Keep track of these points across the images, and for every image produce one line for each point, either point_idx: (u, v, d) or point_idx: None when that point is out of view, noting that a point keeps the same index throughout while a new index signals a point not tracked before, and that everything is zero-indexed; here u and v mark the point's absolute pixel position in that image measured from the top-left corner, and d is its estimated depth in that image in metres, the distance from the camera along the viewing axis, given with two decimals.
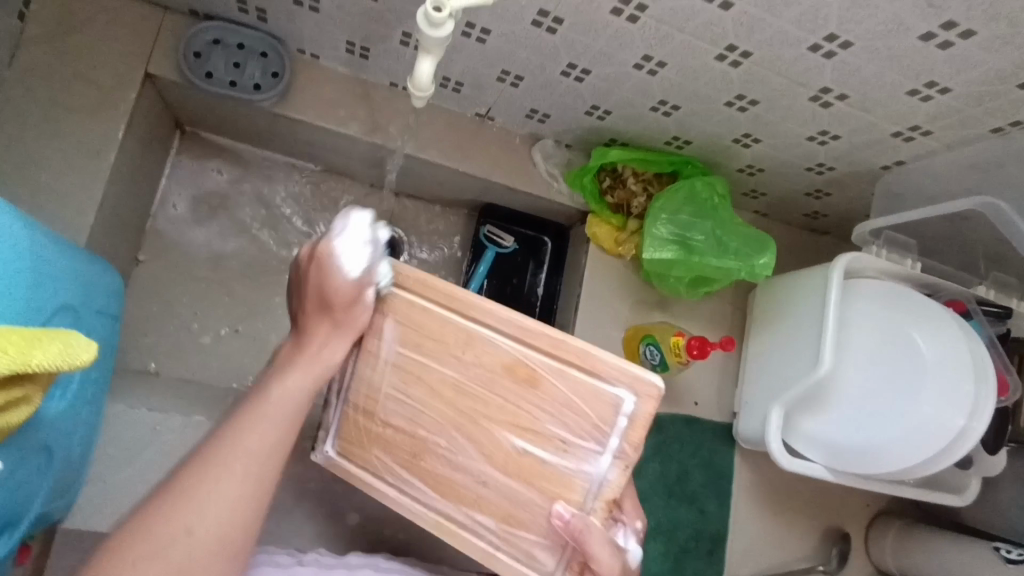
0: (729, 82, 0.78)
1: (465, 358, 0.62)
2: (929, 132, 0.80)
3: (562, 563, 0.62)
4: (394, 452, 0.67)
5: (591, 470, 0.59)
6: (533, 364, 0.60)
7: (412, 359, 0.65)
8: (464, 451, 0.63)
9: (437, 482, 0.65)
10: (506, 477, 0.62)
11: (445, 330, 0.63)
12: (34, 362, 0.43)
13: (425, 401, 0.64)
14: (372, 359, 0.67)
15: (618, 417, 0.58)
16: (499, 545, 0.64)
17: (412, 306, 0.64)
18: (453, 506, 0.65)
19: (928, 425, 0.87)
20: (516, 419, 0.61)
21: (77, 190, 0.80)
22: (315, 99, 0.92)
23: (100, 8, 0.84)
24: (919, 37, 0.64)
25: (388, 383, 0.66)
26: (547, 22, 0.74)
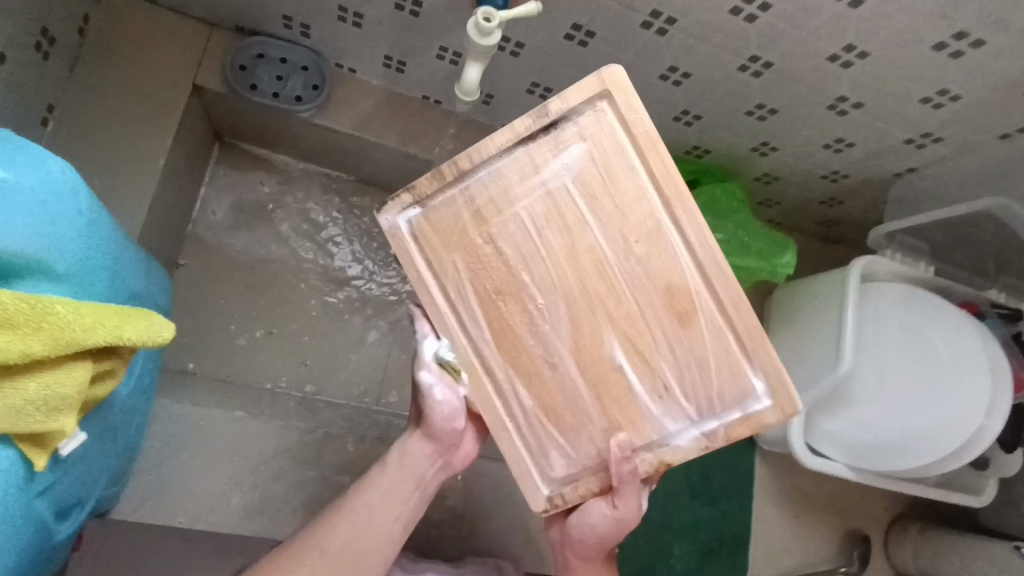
0: (751, 92, 0.83)
1: (629, 241, 0.56)
2: (941, 138, 0.84)
3: (571, 476, 0.60)
4: (477, 277, 0.58)
5: (668, 431, 0.58)
6: (698, 300, 0.55)
7: (571, 200, 0.56)
8: (556, 325, 0.58)
9: (499, 333, 0.59)
10: (581, 378, 0.58)
11: (631, 203, 0.55)
12: (126, 336, 0.46)
13: (557, 257, 0.57)
14: (529, 168, 0.56)
15: (737, 405, 0.56)
16: (519, 431, 0.61)
17: (620, 155, 0.55)
18: (497, 365, 0.60)
19: (954, 425, 0.89)
20: (638, 332, 0.57)
21: (130, 194, 0.84)
22: (353, 110, 0.97)
23: (153, 24, 0.89)
24: (932, 47, 0.69)
25: (524, 206, 0.56)
26: (579, 35, 0.79)
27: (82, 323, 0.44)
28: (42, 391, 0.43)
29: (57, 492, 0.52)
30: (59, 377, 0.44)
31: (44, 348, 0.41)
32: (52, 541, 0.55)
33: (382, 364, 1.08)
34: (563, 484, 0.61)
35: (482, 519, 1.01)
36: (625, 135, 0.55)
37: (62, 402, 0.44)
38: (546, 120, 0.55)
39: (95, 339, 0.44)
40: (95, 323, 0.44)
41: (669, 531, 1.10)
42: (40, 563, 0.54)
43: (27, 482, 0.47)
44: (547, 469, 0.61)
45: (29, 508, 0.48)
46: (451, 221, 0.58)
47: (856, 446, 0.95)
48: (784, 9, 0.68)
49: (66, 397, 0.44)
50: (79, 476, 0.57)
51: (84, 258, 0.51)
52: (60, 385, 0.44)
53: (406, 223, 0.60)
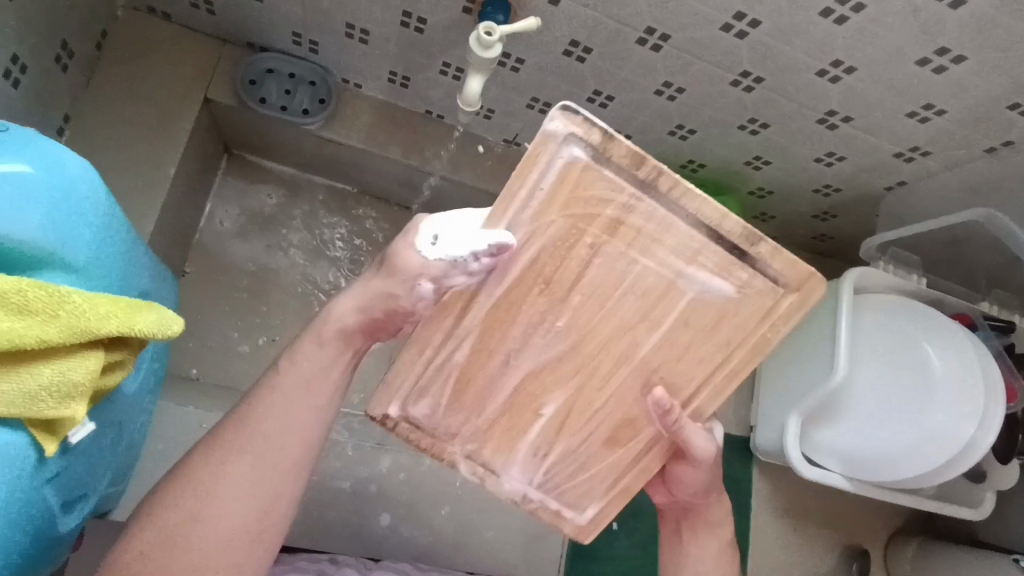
0: (743, 108, 0.85)
1: (670, 365, 0.56)
2: (928, 152, 0.86)
3: (420, 425, 0.60)
4: (541, 258, 0.52)
5: (508, 479, 0.61)
6: (628, 448, 0.60)
7: (675, 299, 0.53)
8: (541, 340, 0.55)
9: (499, 300, 0.54)
10: (509, 387, 0.57)
11: (689, 327, 0.54)
12: (137, 327, 0.48)
13: (609, 305, 0.54)
14: (685, 252, 0.51)
15: (558, 509, 0.63)
16: (421, 370, 0.57)
17: (743, 329, 0.54)
18: (466, 325, 0.55)
19: (943, 435, 0.90)
20: (576, 420, 0.59)
21: (140, 202, 0.87)
22: (358, 124, 1.00)
23: (167, 39, 0.93)
24: (916, 62, 0.71)
25: (646, 263, 0.52)
26: (577, 52, 0.82)
27: (96, 313, 0.45)
28: (54, 377, 0.44)
29: (65, 481, 0.54)
30: (71, 365, 0.45)
31: (59, 335, 0.43)
32: (58, 532, 0.56)
33: None
34: (402, 417, 0.59)
35: (478, 527, 1.01)
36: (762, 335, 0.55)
37: (73, 390, 0.45)
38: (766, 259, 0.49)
39: (108, 329, 0.46)
40: (108, 313, 0.46)
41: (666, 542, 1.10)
42: (48, 551, 0.56)
43: (37, 468, 0.48)
44: (412, 417, 0.59)
45: (38, 494, 0.50)
46: (592, 191, 0.49)
47: (851, 454, 0.96)
48: (774, 26, 0.71)
49: (77, 385, 0.45)
50: (87, 467, 0.58)
51: (100, 253, 0.54)
52: (71, 372, 0.45)
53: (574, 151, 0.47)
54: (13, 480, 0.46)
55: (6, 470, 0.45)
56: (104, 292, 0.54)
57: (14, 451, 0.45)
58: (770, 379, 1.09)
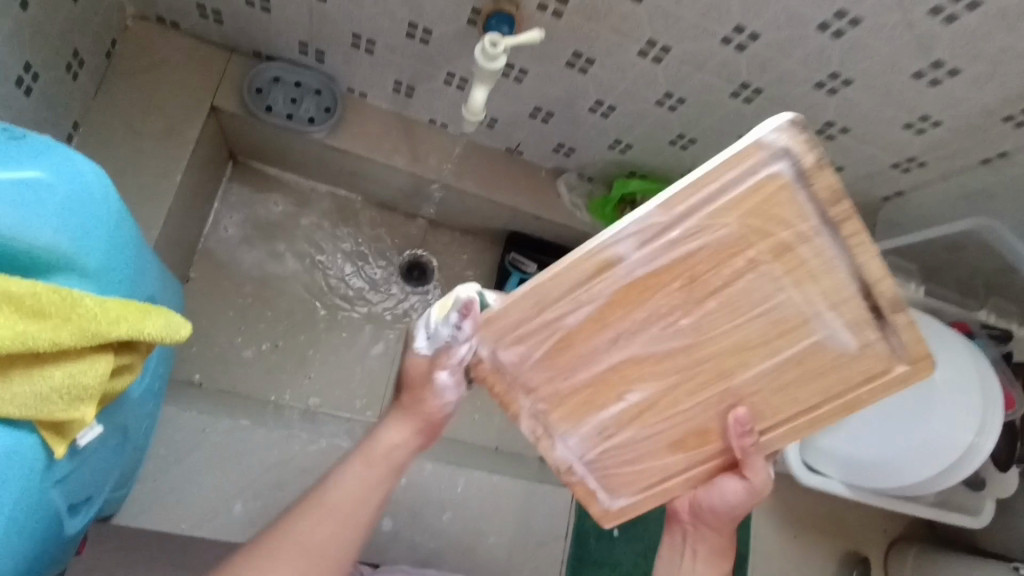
0: (742, 118, 0.87)
1: (762, 396, 0.55)
2: (925, 162, 0.88)
3: (497, 363, 0.58)
4: (670, 252, 0.49)
5: (562, 446, 0.61)
6: (689, 460, 0.60)
7: (802, 337, 0.51)
8: (647, 331, 0.53)
9: (635, 280, 0.51)
10: (606, 362, 0.56)
11: (802, 365, 0.53)
12: (146, 331, 0.49)
13: (729, 322, 0.51)
14: (833, 295, 0.49)
15: (591, 491, 0.63)
16: (533, 318, 0.54)
17: (847, 384, 0.53)
18: (592, 300, 0.52)
19: (940, 444, 0.90)
20: (653, 416, 0.58)
21: (147, 209, 0.88)
22: (363, 132, 1.01)
23: (176, 48, 0.94)
24: (911, 75, 0.73)
25: (793, 293, 0.49)
26: (579, 63, 0.83)
27: (107, 317, 0.46)
28: (66, 380, 0.45)
29: (72, 484, 0.54)
30: (82, 368, 0.46)
31: (71, 338, 0.44)
32: (64, 535, 0.57)
33: (385, 379, 1.10)
34: (487, 355, 0.58)
35: (480, 533, 1.01)
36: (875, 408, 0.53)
37: (84, 392, 0.46)
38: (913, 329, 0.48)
39: (118, 333, 0.47)
40: (119, 317, 0.47)
41: None
42: (53, 554, 0.57)
43: (46, 471, 0.49)
44: (496, 359, 0.58)
45: (46, 496, 0.50)
46: (780, 210, 0.45)
47: (850, 463, 0.97)
48: (772, 38, 0.72)
49: (87, 387, 0.46)
50: (94, 470, 0.59)
51: (111, 257, 0.54)
52: (82, 375, 0.46)
53: (779, 165, 0.44)
54: (24, 483, 0.46)
55: (18, 472, 0.45)
56: (113, 294, 0.55)
57: (26, 452, 0.46)
58: None
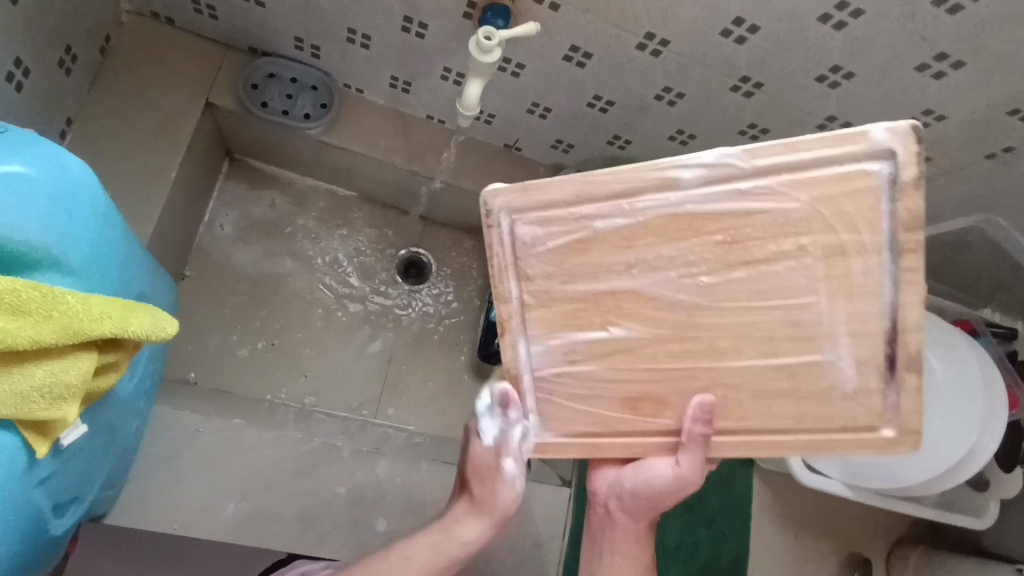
0: (742, 113, 0.85)
1: (746, 394, 0.57)
2: (929, 158, 0.86)
3: (518, 247, 0.58)
4: (698, 203, 0.52)
5: (522, 351, 0.61)
6: (637, 423, 0.61)
7: (809, 351, 0.54)
8: (641, 276, 0.56)
9: (681, 212, 0.53)
10: (601, 281, 0.57)
11: (793, 385, 0.55)
12: (131, 330, 0.48)
13: (738, 309, 0.54)
14: (857, 322, 0.52)
15: (526, 412, 0.64)
16: (572, 213, 0.55)
17: (834, 425, 0.56)
18: (633, 215, 0.54)
19: (944, 447, 0.89)
20: (623, 360, 0.59)
21: (140, 205, 0.87)
22: (359, 129, 1.00)
23: (170, 43, 0.93)
24: (915, 68, 0.71)
25: (823, 300, 0.53)
26: (577, 57, 0.82)
27: (90, 314, 0.45)
28: (47, 378, 0.44)
29: (56, 484, 0.54)
30: (64, 366, 0.45)
31: (53, 335, 0.43)
32: (48, 536, 0.56)
33: (381, 377, 1.09)
34: (515, 233, 0.57)
35: None
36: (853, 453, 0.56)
37: (67, 391, 0.45)
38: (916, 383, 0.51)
39: (101, 330, 0.46)
40: (102, 314, 0.46)
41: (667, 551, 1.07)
42: (37, 554, 0.56)
43: (28, 470, 0.48)
44: (512, 235, 0.57)
45: (28, 496, 0.49)
46: (858, 206, 0.49)
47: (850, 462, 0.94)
48: (772, 31, 0.71)
49: (70, 386, 0.46)
50: (79, 470, 0.58)
51: (96, 254, 0.53)
52: (65, 373, 0.45)
53: (879, 166, 0.48)
54: (4, 481, 0.46)
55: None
56: (99, 292, 0.54)
57: (7, 453, 0.45)
58: None
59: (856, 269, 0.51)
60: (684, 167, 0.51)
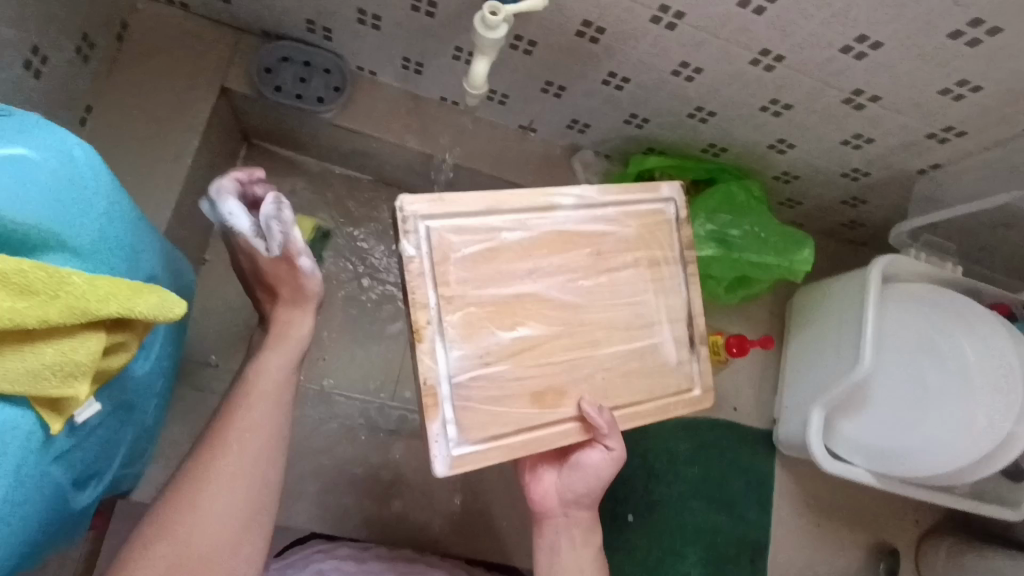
0: (764, 88, 0.82)
1: (613, 376, 0.73)
2: (964, 132, 0.82)
3: (436, 250, 0.66)
4: (572, 226, 0.73)
5: (442, 357, 0.65)
6: (543, 418, 0.69)
7: (647, 335, 0.75)
8: (548, 288, 0.71)
9: (564, 229, 0.73)
10: (513, 288, 0.69)
11: (645, 363, 0.75)
12: (137, 310, 0.47)
13: (603, 308, 0.73)
14: (673, 310, 0.77)
15: (443, 422, 0.65)
16: (478, 225, 0.69)
17: (667, 389, 0.76)
18: (530, 230, 0.71)
19: (975, 428, 0.85)
20: (530, 357, 0.69)
21: (159, 191, 0.88)
22: (373, 110, 1.00)
23: (186, 30, 0.94)
24: (948, 35, 0.67)
25: (650, 298, 0.76)
26: (590, 32, 0.79)
27: (96, 294, 0.45)
28: (59, 357, 0.45)
29: (74, 460, 0.55)
30: (74, 346, 0.45)
31: (59, 315, 0.43)
32: (70, 509, 0.58)
33: None
34: (427, 237, 0.66)
35: (490, 520, 1.01)
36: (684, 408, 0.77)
37: (77, 370, 0.46)
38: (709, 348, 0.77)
39: (107, 310, 0.46)
40: (108, 294, 0.46)
41: (684, 536, 1.06)
42: (60, 528, 0.58)
43: (45, 446, 0.49)
44: (428, 241, 0.66)
45: (46, 472, 0.51)
46: (659, 230, 0.78)
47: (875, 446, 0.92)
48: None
49: (81, 365, 0.46)
50: (99, 448, 0.60)
51: (104, 237, 0.53)
52: (75, 353, 0.46)
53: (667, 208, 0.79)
54: (20, 459, 0.47)
55: (12, 448, 0.46)
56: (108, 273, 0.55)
57: (23, 430, 0.46)
58: (808, 351, 1.03)
59: (665, 270, 0.77)
60: (568, 199, 0.72)
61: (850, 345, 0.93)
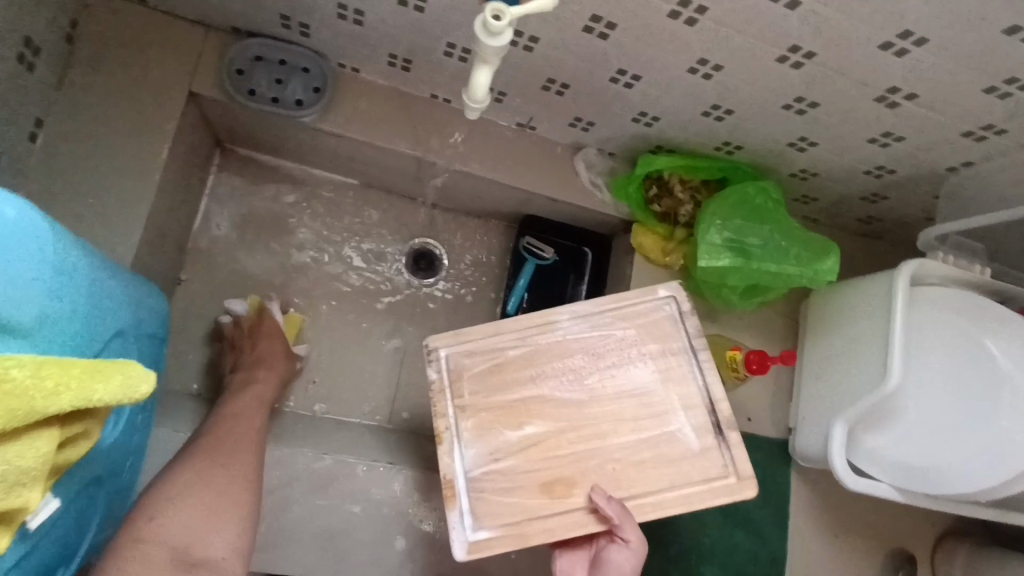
0: (789, 85, 0.75)
1: (624, 467, 0.71)
2: (1004, 131, 0.76)
3: (451, 372, 0.75)
4: (575, 336, 0.76)
5: (457, 456, 0.71)
6: (553, 508, 0.69)
7: (663, 423, 0.73)
8: (554, 388, 0.74)
9: (567, 341, 0.76)
10: (519, 394, 0.74)
11: (657, 451, 0.72)
12: (95, 397, 0.41)
13: (605, 405, 0.73)
14: (684, 399, 0.74)
15: (460, 511, 0.69)
16: (485, 347, 0.76)
17: (689, 477, 0.71)
18: (532, 344, 0.76)
19: (999, 446, 0.84)
20: (540, 452, 0.71)
21: (125, 214, 0.80)
22: (357, 113, 0.91)
23: (145, 28, 0.84)
24: (1003, 31, 0.60)
25: (660, 387, 0.74)
26: (599, 28, 0.71)
27: (44, 388, 0.39)
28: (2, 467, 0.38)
29: (26, 564, 0.50)
30: (20, 450, 0.39)
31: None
32: None
33: (394, 378, 1.04)
34: (444, 366, 0.75)
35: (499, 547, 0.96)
36: (714, 500, 0.70)
37: (25, 476, 0.40)
38: (735, 432, 0.71)
39: (58, 405, 0.40)
40: (59, 385, 0.40)
41: (699, 555, 1.02)
42: None
43: None
44: (445, 367, 0.75)
45: None
46: (664, 326, 0.77)
47: (902, 464, 0.88)
48: None
49: (30, 469, 0.40)
50: (57, 529, 0.54)
51: (40, 308, 0.46)
52: (20, 457, 0.39)
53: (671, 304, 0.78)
54: None
55: None
56: (42, 350, 0.47)
57: None
58: (822, 366, 0.99)
59: (673, 361, 0.75)
60: (566, 316, 0.77)
61: (875, 359, 0.88)
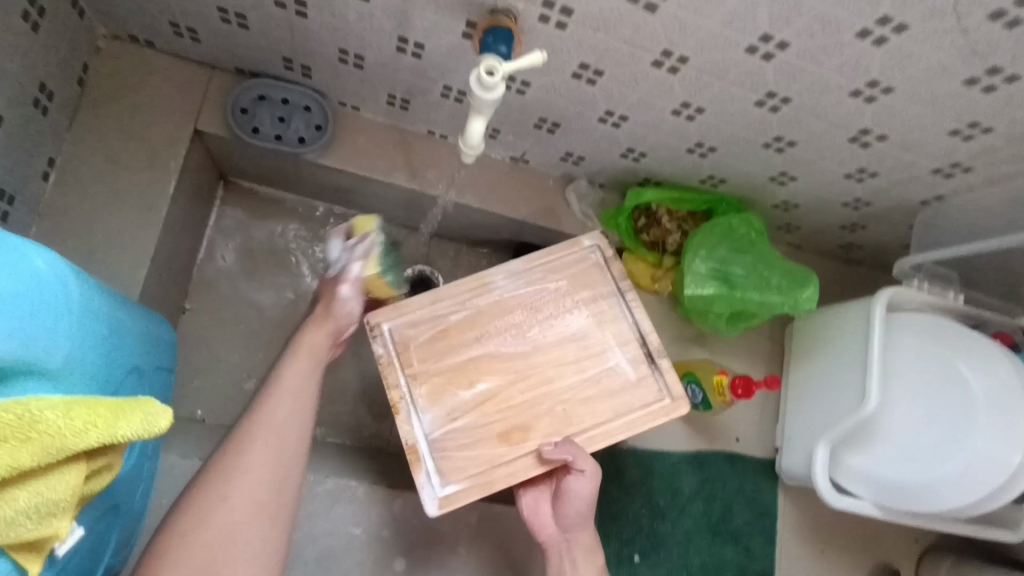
0: (768, 127, 0.79)
1: (570, 406, 0.75)
2: (970, 168, 0.80)
3: (393, 342, 0.77)
4: (508, 291, 0.79)
5: (416, 423, 0.73)
6: (511, 454, 0.73)
7: (601, 361, 0.77)
8: (498, 344, 0.77)
9: (501, 298, 0.79)
10: (466, 354, 0.76)
11: (601, 387, 0.76)
12: (120, 434, 0.44)
13: (545, 353, 0.77)
14: (619, 337, 0.78)
15: (426, 473, 0.71)
16: (424, 315, 0.78)
17: (632, 403, 0.76)
18: (471, 307, 0.78)
19: (977, 465, 0.85)
20: (494, 407, 0.74)
21: (132, 248, 0.83)
22: (357, 148, 0.95)
23: (153, 69, 0.88)
24: (963, 81, 0.65)
25: (595, 330, 0.78)
26: (587, 74, 0.75)
27: (73, 427, 0.42)
28: (34, 499, 0.41)
29: None
30: (49, 483, 0.42)
31: (33, 459, 0.39)
32: None
33: None
34: (387, 337, 0.77)
35: (495, 566, 0.99)
36: (659, 421, 0.75)
37: (55, 507, 0.42)
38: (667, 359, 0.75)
39: (86, 442, 0.42)
40: (87, 424, 0.42)
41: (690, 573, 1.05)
42: None
43: None
44: (389, 339, 0.77)
45: None
46: (591, 274, 0.81)
47: (881, 481, 0.92)
48: (804, 47, 0.64)
49: (59, 501, 0.43)
50: (76, 558, 0.57)
51: (65, 351, 0.49)
52: (51, 490, 0.42)
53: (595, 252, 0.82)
54: None
55: None
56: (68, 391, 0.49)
57: None
58: (804, 384, 1.03)
59: (605, 305, 0.79)
60: (499, 276, 0.79)
61: (853, 380, 0.92)
